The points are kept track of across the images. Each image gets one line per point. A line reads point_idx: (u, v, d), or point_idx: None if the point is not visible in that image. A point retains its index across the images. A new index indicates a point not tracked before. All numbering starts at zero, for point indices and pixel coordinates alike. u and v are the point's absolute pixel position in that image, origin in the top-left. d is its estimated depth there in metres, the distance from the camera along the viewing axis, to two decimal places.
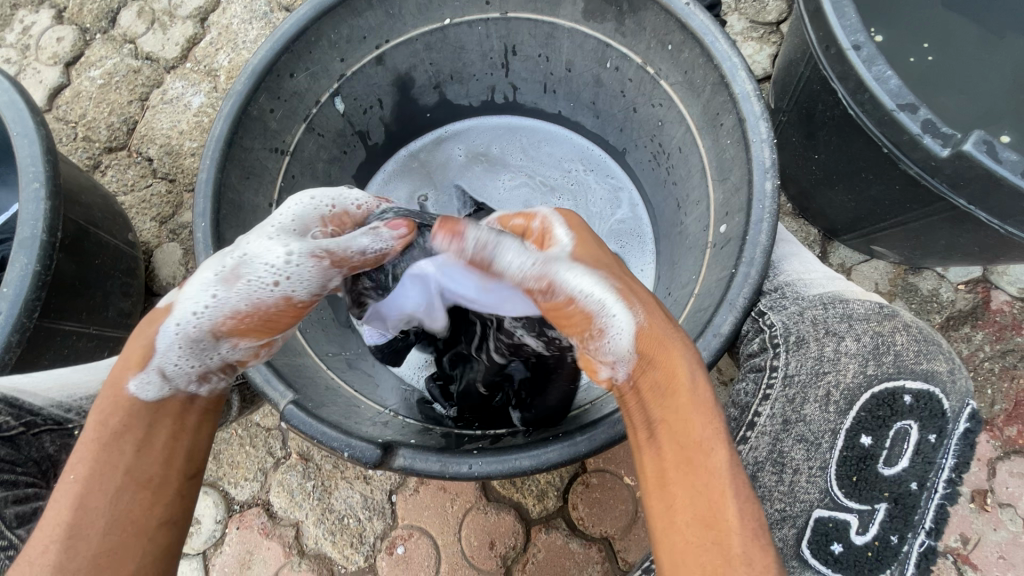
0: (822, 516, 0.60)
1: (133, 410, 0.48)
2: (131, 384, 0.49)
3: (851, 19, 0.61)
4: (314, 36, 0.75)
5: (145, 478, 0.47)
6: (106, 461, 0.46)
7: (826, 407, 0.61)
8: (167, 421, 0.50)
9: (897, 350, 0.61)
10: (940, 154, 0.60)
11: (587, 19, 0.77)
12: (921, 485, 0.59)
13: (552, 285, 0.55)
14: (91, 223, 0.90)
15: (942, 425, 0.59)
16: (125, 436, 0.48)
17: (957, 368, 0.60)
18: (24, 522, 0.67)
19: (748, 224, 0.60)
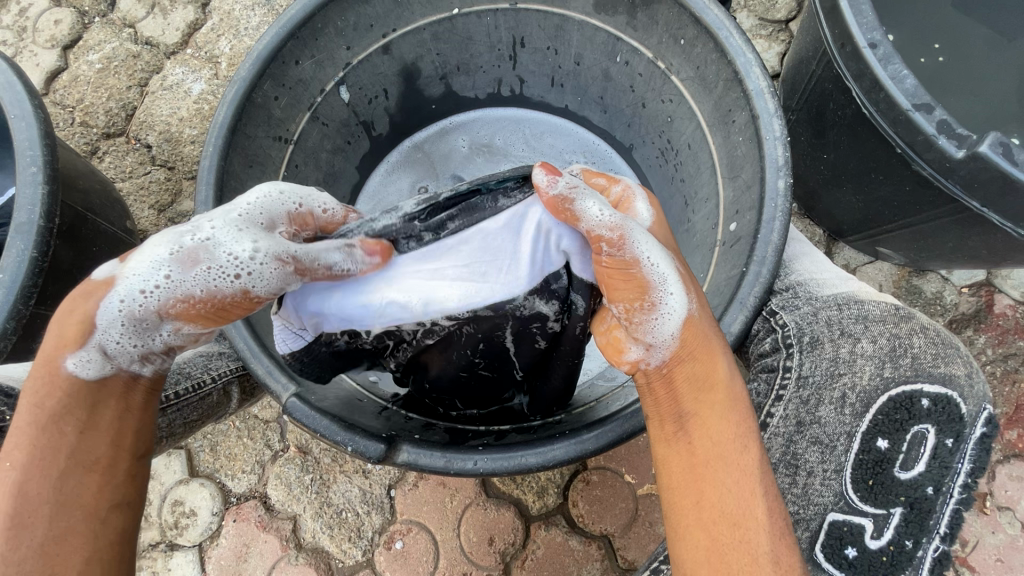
0: (837, 519, 0.60)
1: (75, 390, 0.50)
2: (70, 361, 0.50)
3: (868, 16, 0.61)
4: (320, 23, 0.73)
5: (92, 458, 0.50)
6: (45, 443, 0.48)
7: (842, 409, 0.61)
8: (112, 402, 0.52)
9: (914, 353, 0.60)
10: (954, 155, 0.59)
11: (598, 11, 0.76)
12: (938, 490, 0.58)
13: (622, 240, 0.51)
14: (88, 210, 0.88)
15: (959, 430, 0.58)
16: (67, 419, 0.50)
17: (975, 372, 0.59)
18: None
19: (760, 222, 0.59)
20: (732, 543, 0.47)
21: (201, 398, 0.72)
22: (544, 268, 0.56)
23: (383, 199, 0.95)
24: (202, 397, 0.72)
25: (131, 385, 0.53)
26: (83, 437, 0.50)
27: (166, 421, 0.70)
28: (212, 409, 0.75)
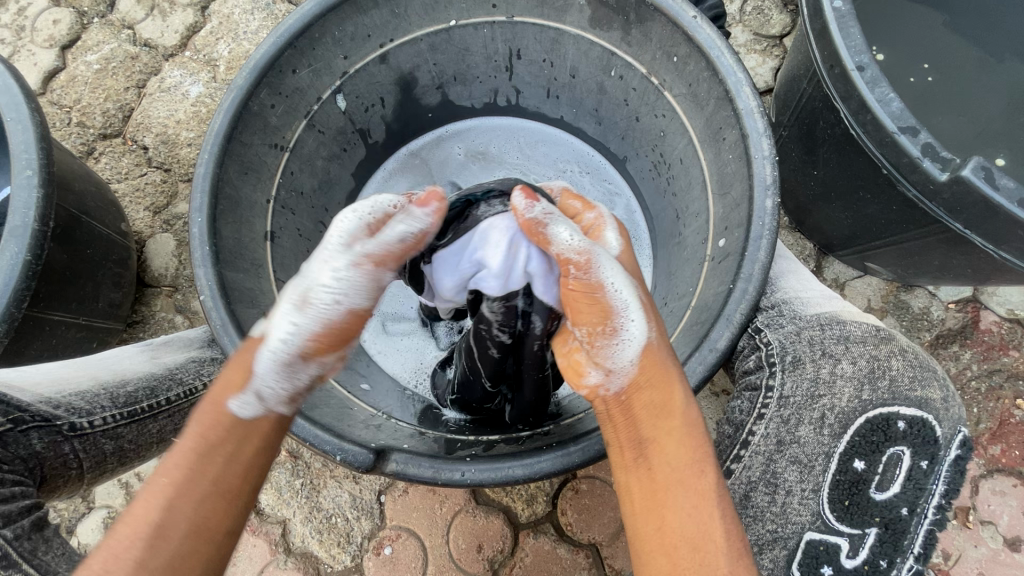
0: (813, 539, 0.60)
1: (235, 423, 0.50)
2: (232, 403, 0.50)
3: (856, 40, 0.62)
4: (318, 33, 0.74)
5: (227, 489, 0.47)
6: (203, 467, 0.47)
7: (821, 429, 0.61)
8: (255, 437, 0.50)
9: (892, 375, 0.61)
10: (938, 178, 0.60)
11: (594, 26, 0.77)
12: (912, 511, 0.59)
13: (589, 262, 0.54)
14: (83, 212, 0.88)
15: (934, 452, 0.59)
16: (221, 447, 0.48)
17: (950, 397, 0.60)
18: (8, 523, 0.55)
19: (747, 240, 0.60)
20: (692, 567, 0.46)
21: (192, 405, 0.72)
22: (504, 283, 0.57)
23: None
24: (193, 403, 0.72)
25: (276, 424, 0.52)
26: (229, 468, 0.48)
27: (158, 427, 0.70)
28: None
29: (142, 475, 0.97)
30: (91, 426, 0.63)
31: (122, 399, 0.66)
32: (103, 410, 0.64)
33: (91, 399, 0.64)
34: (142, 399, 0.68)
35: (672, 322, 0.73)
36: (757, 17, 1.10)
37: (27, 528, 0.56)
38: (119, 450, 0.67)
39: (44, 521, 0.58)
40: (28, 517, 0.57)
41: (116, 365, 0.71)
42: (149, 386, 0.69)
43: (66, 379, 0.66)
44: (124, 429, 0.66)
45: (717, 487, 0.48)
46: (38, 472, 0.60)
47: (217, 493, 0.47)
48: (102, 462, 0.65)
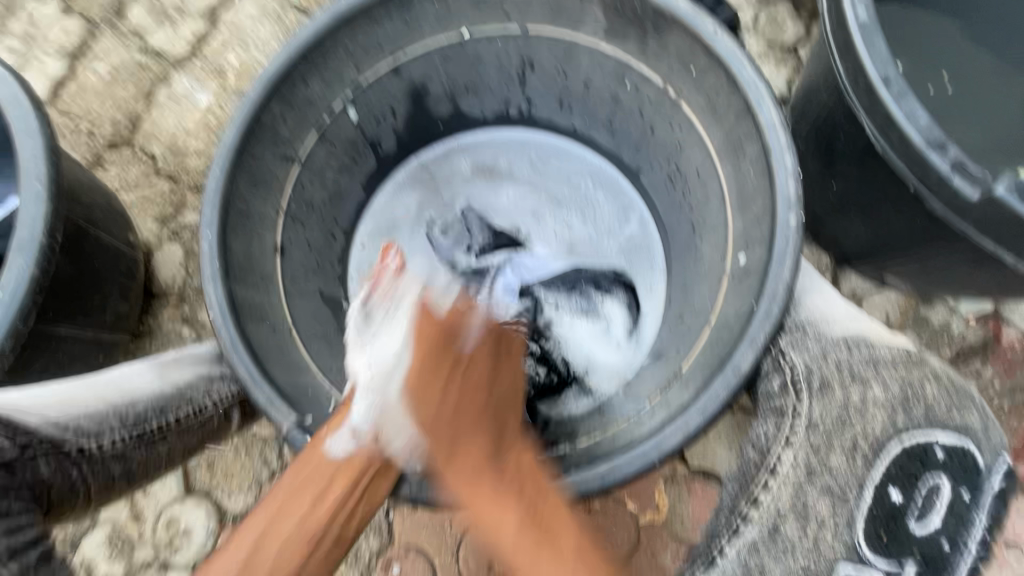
0: (847, 573, 0.57)
1: (325, 467, 0.56)
2: (332, 441, 0.58)
3: (882, 52, 0.60)
4: (330, 44, 0.73)
5: (312, 531, 0.54)
6: (293, 505, 0.54)
7: (853, 458, 0.59)
8: (345, 477, 0.57)
9: (926, 401, 0.60)
10: (971, 199, 0.58)
11: (609, 38, 0.76)
12: (953, 544, 0.57)
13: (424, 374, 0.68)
14: (91, 223, 0.87)
15: (976, 481, 0.58)
16: (309, 488, 0.55)
17: (990, 424, 0.60)
18: (16, 556, 0.51)
19: (771, 258, 0.59)
20: None
21: (201, 424, 0.71)
22: None
23: (391, 219, 0.95)
24: (202, 422, 0.71)
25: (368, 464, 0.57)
26: (312, 513, 0.54)
27: (165, 448, 0.69)
28: (209, 434, 0.74)
29: (147, 489, 0.95)
30: (99, 450, 0.62)
31: (131, 419, 0.65)
32: (112, 431, 0.63)
33: (99, 420, 0.63)
34: (151, 419, 0.66)
35: (688, 340, 0.71)
36: (771, 26, 1.09)
37: (38, 559, 0.52)
38: (128, 473, 0.66)
39: (54, 550, 0.54)
40: (37, 547, 0.53)
41: (124, 382, 0.68)
42: (159, 406, 0.67)
43: (73, 400, 0.64)
44: (133, 451, 0.65)
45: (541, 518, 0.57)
46: (46, 497, 0.58)
47: (303, 529, 0.53)
48: (109, 485, 0.64)
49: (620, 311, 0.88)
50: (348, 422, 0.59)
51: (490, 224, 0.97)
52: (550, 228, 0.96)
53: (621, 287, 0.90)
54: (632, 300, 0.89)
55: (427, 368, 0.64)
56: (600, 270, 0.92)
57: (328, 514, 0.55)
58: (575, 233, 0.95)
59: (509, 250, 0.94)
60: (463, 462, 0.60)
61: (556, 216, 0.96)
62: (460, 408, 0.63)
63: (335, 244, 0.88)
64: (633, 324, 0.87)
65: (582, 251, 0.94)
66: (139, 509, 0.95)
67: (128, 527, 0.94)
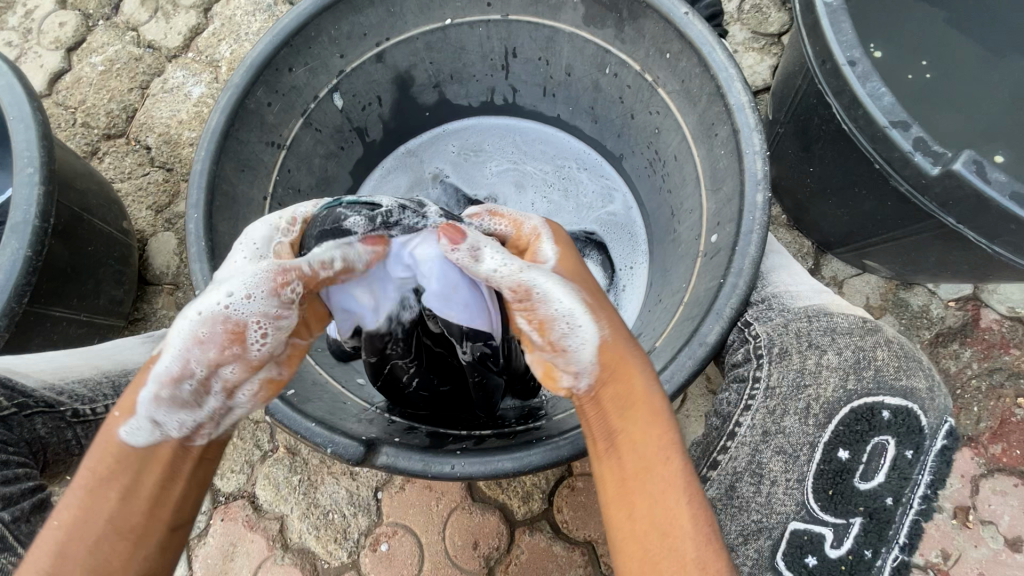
0: (798, 528, 0.57)
1: (124, 457, 0.47)
2: (123, 428, 0.47)
3: (848, 34, 0.62)
4: (314, 32, 0.75)
5: (124, 531, 0.45)
6: (91, 508, 0.45)
7: (805, 420, 0.58)
8: (152, 465, 0.47)
9: (877, 366, 0.59)
10: (930, 172, 0.60)
11: (588, 24, 0.78)
12: (896, 501, 0.56)
13: (530, 293, 0.53)
14: (85, 210, 0.90)
15: (919, 441, 0.56)
16: (111, 484, 0.46)
17: (937, 386, 0.57)
18: (9, 505, 0.55)
19: (739, 234, 0.60)
20: (664, 555, 0.44)
21: None
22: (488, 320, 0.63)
23: None
24: None
25: (179, 451, 0.49)
26: (118, 514, 0.45)
27: None
28: None
29: None
30: (93, 414, 0.63)
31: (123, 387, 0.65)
32: (104, 398, 0.64)
33: (93, 386, 0.63)
34: None
35: (664, 318, 0.72)
36: (756, 15, 1.10)
37: (27, 511, 0.56)
38: None
39: (46, 503, 0.58)
40: (28, 499, 0.56)
41: (121, 353, 0.68)
42: None
43: (70, 366, 0.65)
44: None
45: (683, 470, 0.47)
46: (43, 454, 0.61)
47: (110, 528, 0.45)
48: None
49: (596, 271, 0.93)
50: (139, 403, 0.47)
51: (468, 197, 0.97)
52: (530, 197, 0.97)
53: (595, 248, 0.94)
54: (608, 260, 0.93)
55: (585, 284, 0.56)
56: (573, 233, 0.94)
57: (147, 505, 0.46)
58: (555, 204, 0.96)
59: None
60: (626, 388, 0.51)
61: (538, 191, 0.97)
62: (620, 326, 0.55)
63: None
64: (611, 283, 0.92)
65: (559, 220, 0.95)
66: None
67: None
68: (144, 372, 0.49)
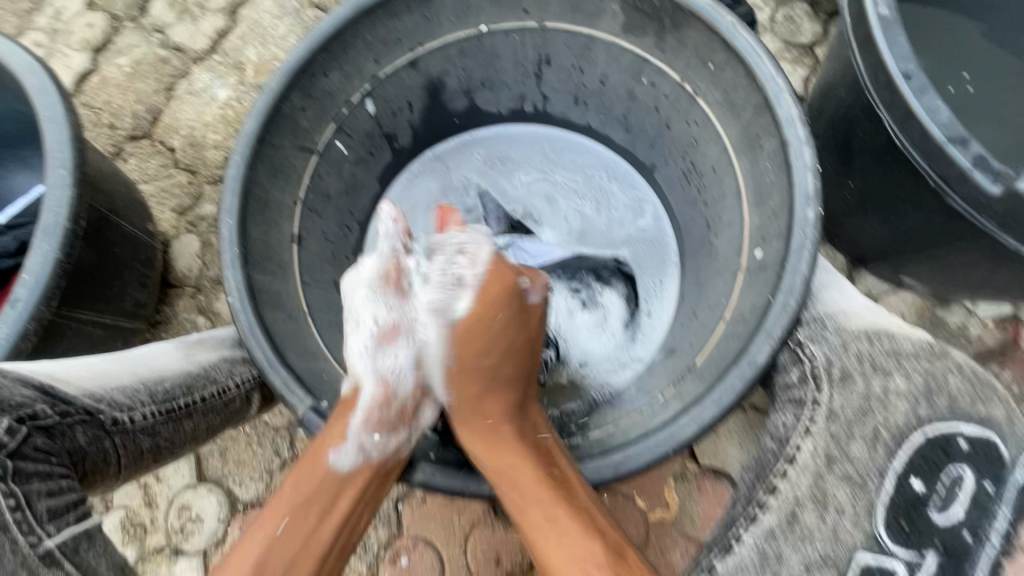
0: (867, 561, 0.54)
1: (329, 482, 0.60)
2: (333, 455, 0.61)
3: (903, 47, 0.60)
4: (350, 37, 0.74)
5: (316, 548, 0.58)
6: (302, 520, 0.58)
7: (874, 447, 0.56)
8: (350, 489, 0.61)
9: (951, 393, 0.57)
10: (991, 192, 0.57)
11: (627, 32, 0.76)
12: (976, 536, 0.54)
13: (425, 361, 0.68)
14: (112, 211, 0.89)
15: (1000, 473, 0.55)
16: (314, 504, 0.59)
17: (1016, 416, 0.56)
18: (56, 517, 0.52)
19: (788, 250, 0.58)
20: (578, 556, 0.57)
21: (226, 404, 0.69)
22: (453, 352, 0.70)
23: (407, 206, 0.96)
24: (225, 403, 0.69)
25: (372, 475, 0.62)
26: (318, 528, 0.59)
27: (192, 425, 0.66)
28: (231, 415, 0.71)
29: (160, 476, 0.97)
30: (131, 422, 0.60)
31: (161, 395, 0.63)
32: (144, 405, 0.62)
33: (131, 393, 0.61)
34: (179, 397, 0.64)
35: (702, 335, 0.70)
36: (788, 26, 1.09)
37: (73, 524, 0.53)
38: (155, 448, 0.63)
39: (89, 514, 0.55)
40: (72, 512, 0.54)
41: (154, 360, 0.67)
42: (186, 383, 0.65)
43: (105, 373, 0.62)
44: (162, 426, 0.63)
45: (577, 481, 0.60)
46: (82, 467, 0.57)
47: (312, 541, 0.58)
48: (139, 460, 0.62)
49: (619, 303, 0.90)
50: (349, 433, 0.61)
51: (505, 210, 0.97)
52: (562, 209, 0.96)
53: (621, 279, 0.91)
54: (631, 292, 0.90)
55: (472, 351, 0.67)
56: (602, 259, 0.93)
57: (338, 524, 0.60)
58: (586, 219, 0.95)
59: (513, 236, 0.95)
60: (493, 439, 0.63)
61: (569, 202, 0.96)
62: (496, 371, 0.67)
63: (350, 236, 0.88)
64: (631, 317, 0.89)
65: (587, 241, 0.94)
66: (152, 495, 0.96)
67: (140, 513, 0.96)
68: (344, 407, 0.62)
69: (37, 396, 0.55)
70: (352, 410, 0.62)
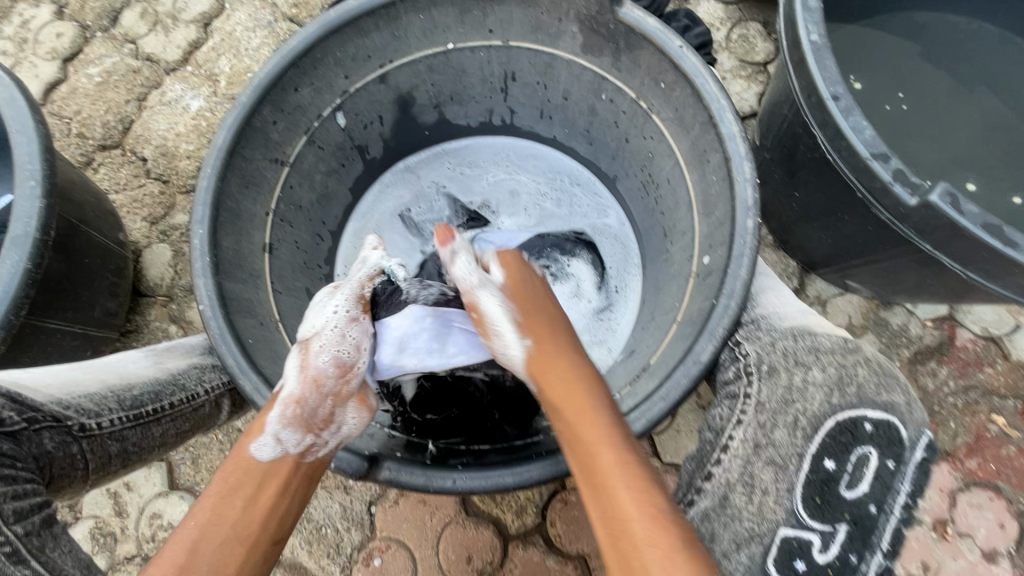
0: (787, 535, 0.56)
1: (253, 472, 0.58)
2: (253, 447, 0.59)
3: (832, 71, 0.65)
4: (320, 53, 0.77)
5: (244, 536, 0.54)
6: (223, 510, 0.55)
7: (794, 432, 0.59)
8: (273, 482, 0.58)
9: (860, 382, 0.61)
10: (908, 203, 0.63)
11: (586, 52, 0.81)
12: (880, 509, 0.56)
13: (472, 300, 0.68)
14: (82, 221, 0.90)
15: (899, 453, 0.58)
16: (238, 493, 0.56)
17: (914, 401, 0.60)
18: (22, 519, 0.52)
19: (730, 258, 0.63)
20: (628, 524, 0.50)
21: (194, 410, 0.70)
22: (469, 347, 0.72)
23: (378, 215, 0.99)
24: (195, 408, 0.70)
25: (295, 467, 0.59)
26: (243, 519, 0.55)
27: (161, 432, 0.67)
28: (200, 423, 0.72)
29: (131, 485, 0.97)
30: (100, 428, 0.60)
31: (129, 402, 0.64)
32: (112, 412, 0.62)
33: (100, 401, 0.62)
34: (147, 403, 0.65)
35: (657, 336, 0.75)
36: (742, 44, 1.15)
37: (38, 525, 0.53)
38: (124, 453, 0.63)
39: (54, 519, 0.55)
40: (38, 514, 0.53)
41: (124, 367, 0.67)
42: (155, 390, 0.66)
43: (73, 381, 0.62)
44: (132, 432, 0.63)
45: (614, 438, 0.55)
46: (49, 472, 0.56)
47: (233, 535, 0.54)
48: (106, 466, 0.62)
49: (587, 269, 0.96)
50: (267, 425, 0.59)
51: (466, 207, 1.01)
52: (525, 203, 1.01)
53: (584, 247, 0.97)
54: (597, 259, 0.97)
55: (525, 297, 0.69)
56: (563, 234, 0.98)
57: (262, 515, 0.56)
58: (551, 213, 1.00)
59: (478, 229, 0.98)
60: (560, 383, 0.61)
61: (535, 201, 1.01)
62: (557, 347, 0.64)
63: (321, 245, 0.91)
64: (602, 279, 0.96)
65: (550, 220, 1.00)
66: (122, 504, 0.96)
67: (111, 522, 0.96)
68: (269, 401, 0.62)
69: (6, 403, 0.54)
70: (272, 406, 0.61)
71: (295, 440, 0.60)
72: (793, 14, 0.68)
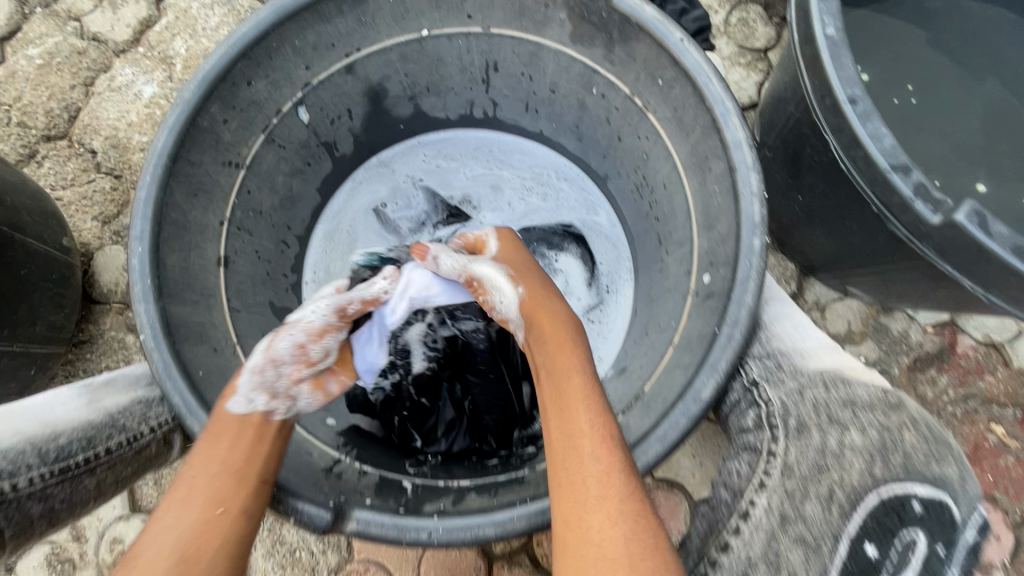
0: None
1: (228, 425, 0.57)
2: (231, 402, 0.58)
3: (849, 70, 0.58)
4: (275, 42, 0.68)
5: (222, 484, 0.54)
6: (203, 466, 0.55)
7: (829, 507, 0.56)
8: (248, 432, 0.57)
9: (905, 450, 0.58)
10: (930, 221, 0.57)
11: (575, 42, 0.73)
12: None
13: (471, 275, 0.68)
14: (16, 228, 0.81)
15: (950, 535, 0.55)
16: (216, 444, 0.56)
17: (967, 475, 0.57)
18: None
19: (734, 281, 0.57)
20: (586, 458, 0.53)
21: (138, 452, 0.61)
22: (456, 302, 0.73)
23: (349, 215, 0.91)
24: (139, 450, 0.61)
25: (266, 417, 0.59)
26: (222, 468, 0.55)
27: (97, 482, 0.58)
28: (148, 464, 0.64)
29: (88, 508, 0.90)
30: (14, 490, 0.52)
31: (53, 454, 0.55)
32: (30, 470, 0.53)
33: (16, 458, 0.53)
34: (77, 453, 0.56)
35: (651, 357, 0.69)
36: (742, 29, 1.07)
37: None
38: (51, 513, 0.55)
39: None
40: None
41: (45, 414, 0.58)
42: (85, 437, 0.57)
43: None
44: (57, 489, 0.55)
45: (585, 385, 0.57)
46: None
47: (213, 484, 0.54)
48: (29, 530, 0.53)
49: (576, 264, 0.91)
50: (240, 385, 0.59)
51: (446, 202, 0.94)
52: (507, 196, 0.94)
53: (572, 242, 0.92)
54: (587, 253, 0.91)
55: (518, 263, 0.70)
56: (549, 227, 0.92)
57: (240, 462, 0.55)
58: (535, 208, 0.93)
59: (458, 225, 0.92)
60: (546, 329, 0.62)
61: (518, 195, 0.93)
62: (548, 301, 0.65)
63: (287, 252, 0.83)
64: (592, 275, 0.90)
65: (536, 213, 0.93)
66: (80, 529, 0.90)
67: (68, 547, 0.89)
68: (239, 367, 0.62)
69: None
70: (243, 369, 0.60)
71: (267, 396, 0.60)
72: (807, 4, 0.61)
